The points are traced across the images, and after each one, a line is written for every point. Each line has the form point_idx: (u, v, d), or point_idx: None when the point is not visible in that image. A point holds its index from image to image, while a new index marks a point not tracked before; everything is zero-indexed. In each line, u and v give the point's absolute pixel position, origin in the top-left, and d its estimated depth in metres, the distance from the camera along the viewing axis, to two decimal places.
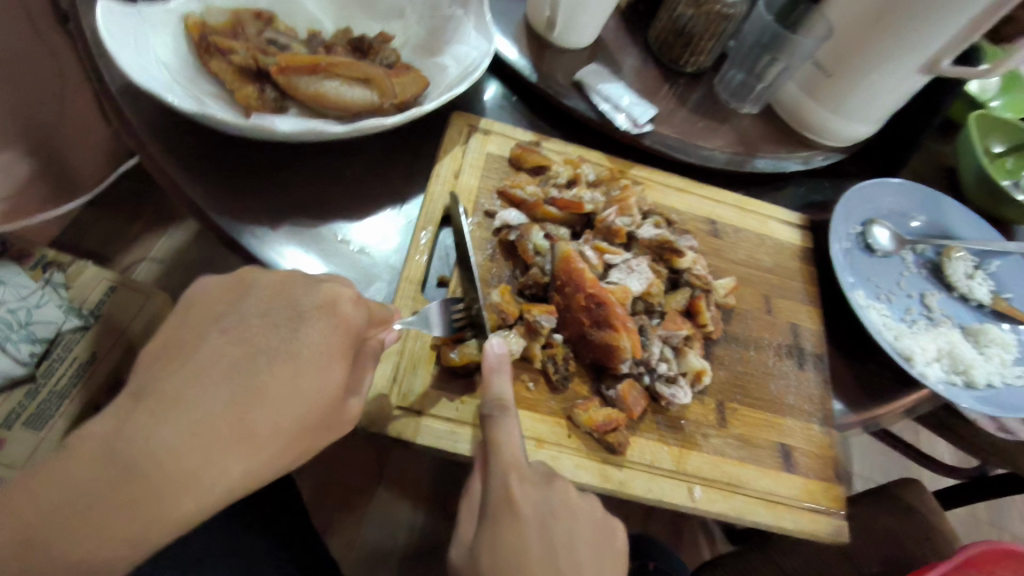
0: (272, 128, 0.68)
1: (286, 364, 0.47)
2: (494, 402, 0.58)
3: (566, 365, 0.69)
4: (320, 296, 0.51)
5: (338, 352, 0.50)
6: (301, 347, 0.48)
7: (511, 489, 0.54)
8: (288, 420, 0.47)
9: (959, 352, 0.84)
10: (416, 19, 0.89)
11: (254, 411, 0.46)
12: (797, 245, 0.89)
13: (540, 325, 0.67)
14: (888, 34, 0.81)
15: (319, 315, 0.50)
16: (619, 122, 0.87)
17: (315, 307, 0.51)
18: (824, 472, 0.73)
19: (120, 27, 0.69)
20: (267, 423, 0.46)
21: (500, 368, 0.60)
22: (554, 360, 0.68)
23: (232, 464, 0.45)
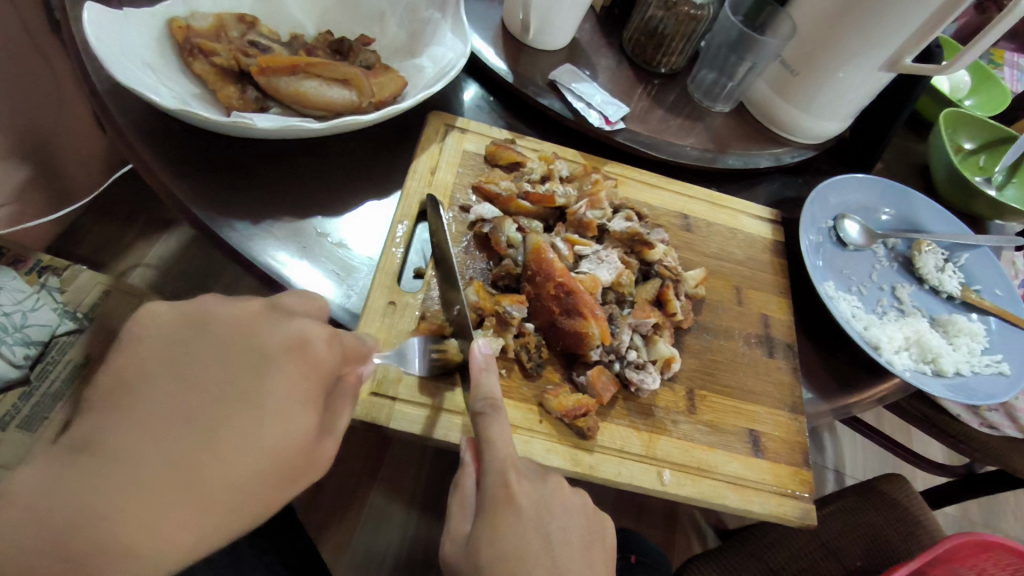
0: (251, 124, 0.70)
1: (253, 413, 0.44)
2: (484, 401, 0.56)
3: (539, 352, 0.71)
4: (288, 336, 0.47)
5: (308, 399, 0.46)
6: (268, 394, 0.44)
7: (511, 486, 0.54)
8: (254, 470, 0.43)
9: (926, 341, 0.86)
10: (395, 23, 0.92)
11: (210, 466, 0.41)
12: (767, 239, 0.91)
13: (511, 314, 0.69)
14: (848, 33, 0.85)
15: (287, 352, 0.47)
16: (592, 120, 0.90)
17: (283, 346, 0.47)
18: (793, 458, 0.74)
19: (105, 29, 0.71)
20: (225, 479, 0.41)
21: (488, 368, 0.59)
22: (527, 349, 0.70)
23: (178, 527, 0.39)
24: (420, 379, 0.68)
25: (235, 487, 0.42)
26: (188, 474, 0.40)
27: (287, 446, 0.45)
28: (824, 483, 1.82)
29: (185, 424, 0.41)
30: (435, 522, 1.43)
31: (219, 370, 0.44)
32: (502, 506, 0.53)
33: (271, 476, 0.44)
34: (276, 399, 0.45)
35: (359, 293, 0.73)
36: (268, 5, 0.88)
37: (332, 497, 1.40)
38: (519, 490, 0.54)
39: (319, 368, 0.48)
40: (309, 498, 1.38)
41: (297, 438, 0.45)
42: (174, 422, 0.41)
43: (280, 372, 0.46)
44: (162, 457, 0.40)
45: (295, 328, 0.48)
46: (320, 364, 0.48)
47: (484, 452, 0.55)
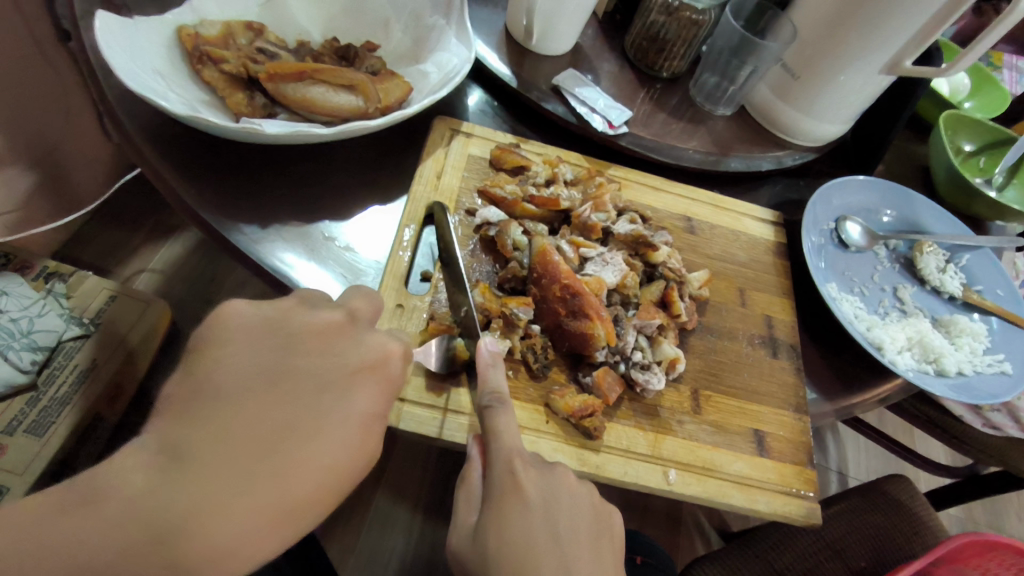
0: (260, 130, 0.71)
1: (333, 426, 0.48)
2: (491, 394, 0.57)
3: (545, 354, 0.71)
4: (367, 355, 0.53)
5: (377, 418, 0.51)
6: (346, 410, 0.49)
7: (518, 475, 0.55)
8: (321, 483, 0.47)
9: (929, 341, 0.87)
10: (400, 30, 0.93)
11: (292, 476, 0.45)
12: (770, 241, 0.92)
13: (517, 316, 0.70)
14: (849, 36, 0.86)
15: (361, 373, 0.52)
16: (595, 124, 0.91)
17: (363, 366, 0.52)
18: (797, 457, 0.74)
19: (116, 38, 0.73)
20: (303, 483, 0.46)
21: (494, 364, 0.60)
22: (533, 351, 0.71)
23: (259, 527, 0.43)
24: (428, 381, 0.69)
25: (306, 495, 0.46)
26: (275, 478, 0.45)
27: (353, 460, 0.49)
28: (828, 485, 1.82)
29: (274, 433, 0.46)
30: (440, 525, 1.43)
31: (304, 389, 0.49)
32: (510, 503, 0.53)
33: (333, 486, 0.48)
34: (352, 417, 0.50)
35: None
36: (275, 13, 0.89)
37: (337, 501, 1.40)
38: (525, 480, 0.55)
39: (389, 388, 0.53)
40: None
41: (362, 452, 0.50)
42: (266, 431, 0.46)
43: (360, 391, 0.51)
44: (254, 465, 0.44)
45: (374, 348, 0.54)
46: (391, 384, 0.53)
47: (494, 448, 0.56)
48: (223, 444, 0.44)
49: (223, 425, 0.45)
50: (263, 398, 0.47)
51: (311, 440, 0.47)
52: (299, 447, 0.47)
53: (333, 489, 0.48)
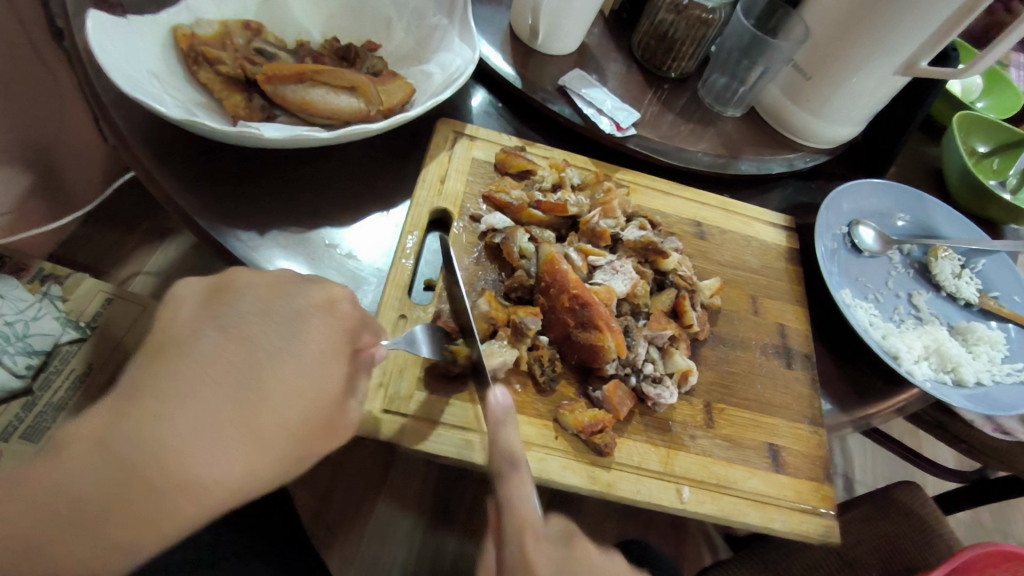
0: (259, 134, 0.69)
1: (293, 358, 0.53)
2: (504, 457, 0.56)
3: (553, 367, 0.69)
4: (319, 296, 0.57)
5: (336, 351, 0.55)
6: (301, 344, 0.54)
7: (527, 550, 0.52)
8: (293, 415, 0.52)
9: (946, 350, 0.84)
10: (402, 29, 0.90)
11: (260, 408, 0.51)
12: (782, 246, 0.90)
13: (525, 326, 0.68)
14: (865, 35, 0.83)
15: (317, 312, 0.56)
16: (603, 126, 0.89)
17: (317, 306, 0.56)
18: (813, 473, 0.72)
19: (110, 38, 0.70)
20: (271, 413, 0.51)
21: (505, 420, 0.57)
22: (540, 363, 0.68)
23: (235, 453, 0.49)
24: (431, 396, 0.66)
25: (279, 425, 0.51)
26: (244, 411, 0.50)
27: (321, 392, 0.53)
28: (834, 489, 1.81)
29: (242, 368, 0.51)
30: (443, 532, 1.41)
31: (265, 328, 0.54)
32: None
33: (307, 416, 0.53)
34: (309, 350, 0.54)
35: (368, 305, 0.71)
36: (273, 12, 0.87)
37: (338, 508, 1.38)
38: (535, 552, 0.53)
39: (345, 328, 0.57)
40: (316, 509, 1.37)
41: (328, 385, 0.54)
42: (233, 366, 0.51)
43: (312, 326, 0.55)
44: (220, 398, 0.49)
45: (324, 291, 0.57)
46: (347, 325, 0.57)
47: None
48: (194, 383, 0.49)
49: (190, 368, 0.50)
50: (225, 341, 0.52)
51: (272, 373, 0.52)
52: (265, 382, 0.51)
53: (306, 416, 0.53)
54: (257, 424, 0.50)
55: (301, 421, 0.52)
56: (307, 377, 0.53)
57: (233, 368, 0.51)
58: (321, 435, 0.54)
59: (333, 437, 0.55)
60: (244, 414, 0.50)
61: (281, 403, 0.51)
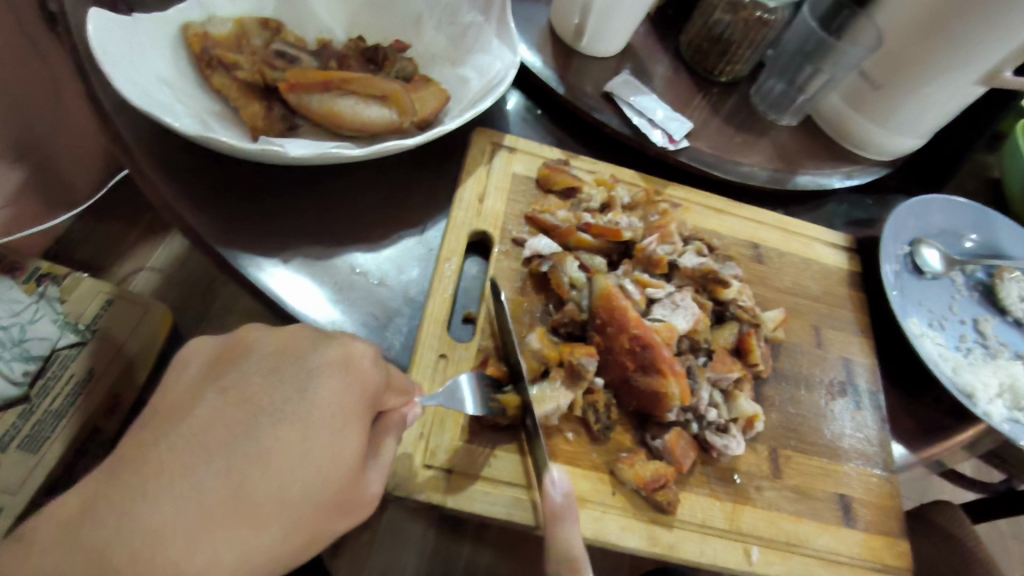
0: (283, 152, 0.61)
1: (302, 423, 0.40)
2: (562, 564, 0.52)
3: (607, 413, 0.63)
4: (332, 351, 0.45)
5: (353, 413, 0.43)
6: (311, 409, 0.41)
7: None
8: (302, 492, 0.39)
9: (1021, 386, 0.78)
10: (433, 27, 0.82)
11: (259, 483, 0.38)
12: (844, 270, 0.83)
13: (585, 367, 0.60)
14: (947, 42, 0.75)
15: (330, 371, 0.44)
16: (654, 139, 0.81)
17: (328, 361, 0.44)
18: (886, 526, 0.66)
19: (114, 40, 0.62)
20: (273, 499, 0.38)
21: (565, 514, 0.53)
22: (594, 409, 0.62)
23: (225, 546, 0.36)
24: (476, 447, 0.59)
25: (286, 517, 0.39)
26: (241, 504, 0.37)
27: (337, 468, 0.41)
28: None
29: (236, 440, 0.38)
30: (457, 547, 1.36)
31: (261, 390, 0.41)
32: None
33: (319, 502, 0.40)
34: (321, 414, 0.41)
35: (402, 340, 0.64)
36: (293, 8, 0.79)
37: None
38: None
39: (366, 385, 0.45)
40: None
41: (347, 458, 0.42)
42: (222, 440, 0.38)
43: (323, 385, 0.43)
44: (211, 474, 0.36)
45: (339, 345, 0.45)
46: (367, 384, 0.45)
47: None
48: (172, 467, 0.36)
49: (167, 447, 0.36)
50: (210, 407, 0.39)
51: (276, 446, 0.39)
52: (265, 460, 0.38)
53: (318, 492, 0.40)
54: (260, 519, 0.37)
55: (312, 510, 0.40)
56: (319, 448, 0.41)
57: (225, 446, 0.38)
58: (334, 520, 0.42)
59: (351, 512, 0.44)
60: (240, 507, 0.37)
61: (288, 488, 0.39)
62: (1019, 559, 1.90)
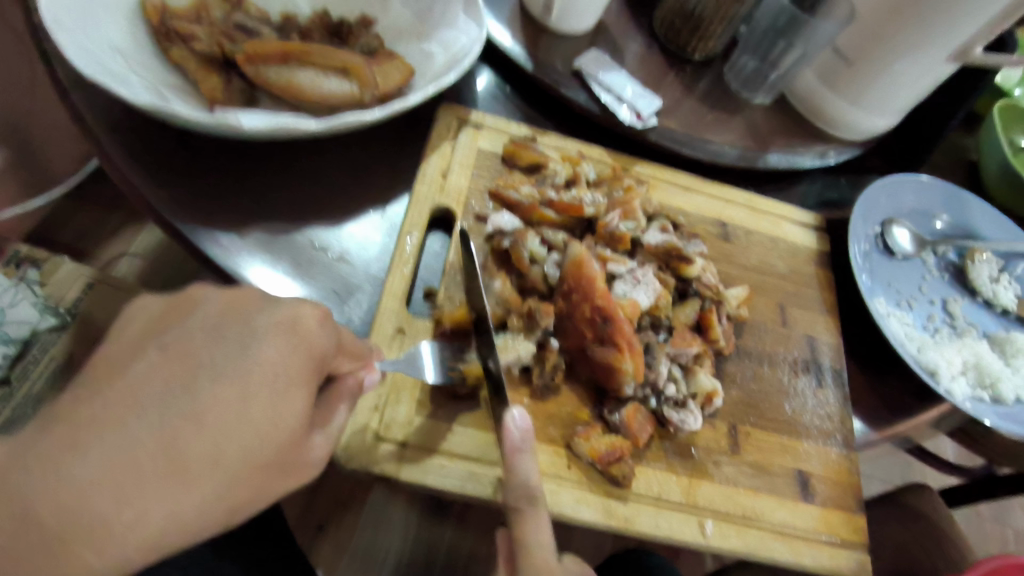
0: (239, 125, 0.61)
1: (238, 383, 0.40)
2: (519, 493, 0.50)
3: (552, 375, 0.62)
4: (276, 314, 0.44)
5: (297, 375, 0.43)
6: (247, 370, 0.40)
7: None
8: (232, 453, 0.39)
9: (986, 364, 0.78)
10: (400, 1, 0.81)
11: (189, 439, 0.37)
12: (812, 249, 0.83)
13: (539, 315, 0.62)
14: (917, 18, 0.75)
15: (278, 333, 0.43)
16: (623, 116, 0.81)
17: (272, 325, 0.43)
18: (844, 501, 0.67)
19: (64, 9, 0.61)
20: (203, 457, 0.38)
21: (522, 448, 0.51)
22: (541, 366, 0.62)
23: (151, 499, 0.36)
24: (431, 421, 0.59)
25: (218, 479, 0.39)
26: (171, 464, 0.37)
27: (274, 429, 0.41)
28: None
29: (170, 398, 0.38)
30: (437, 526, 1.36)
31: (200, 348, 0.41)
32: None
33: (253, 463, 0.40)
34: (258, 376, 0.41)
35: (362, 316, 0.64)
36: None
37: (330, 505, 1.33)
38: None
39: (313, 351, 0.44)
40: (304, 504, 1.32)
41: (285, 420, 0.41)
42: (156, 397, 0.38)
43: (263, 347, 0.42)
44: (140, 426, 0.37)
45: (284, 308, 0.44)
46: (314, 347, 0.44)
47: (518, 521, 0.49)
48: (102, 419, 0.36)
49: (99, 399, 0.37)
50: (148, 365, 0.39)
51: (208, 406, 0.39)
52: (198, 420, 0.38)
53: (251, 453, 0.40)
54: (188, 478, 0.37)
55: (249, 472, 0.40)
56: (255, 410, 0.40)
57: (154, 401, 0.38)
58: (277, 488, 0.43)
59: (295, 475, 0.44)
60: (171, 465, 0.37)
61: (221, 448, 0.39)
62: (997, 540, 1.92)
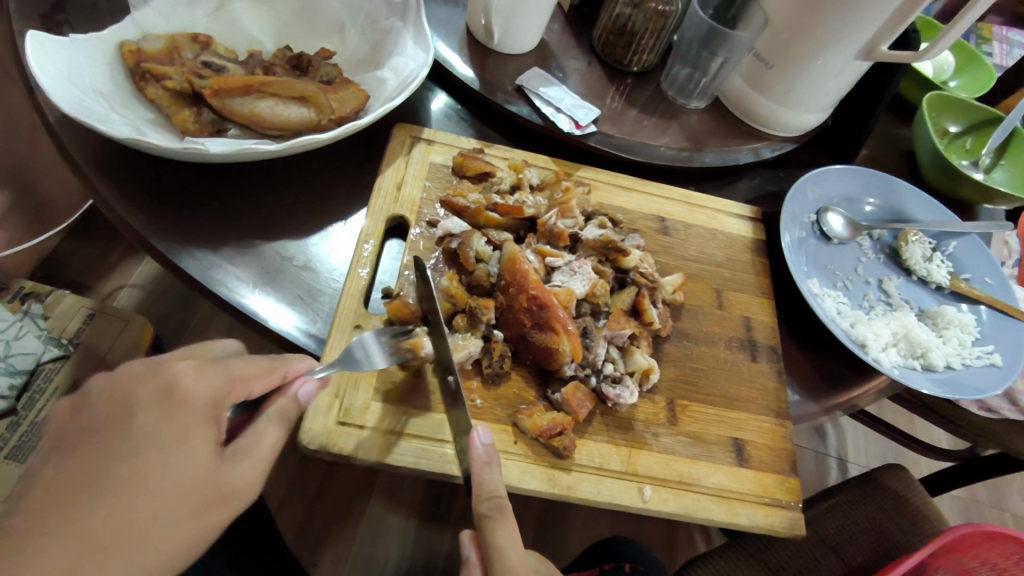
0: (204, 150, 0.68)
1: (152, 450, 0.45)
2: (491, 502, 0.55)
3: (501, 361, 0.69)
4: (158, 382, 0.48)
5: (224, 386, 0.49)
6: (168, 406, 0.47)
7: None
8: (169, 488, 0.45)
9: (914, 335, 0.83)
10: (356, 34, 0.90)
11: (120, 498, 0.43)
12: (748, 237, 0.90)
13: (480, 311, 0.68)
14: (821, 22, 0.82)
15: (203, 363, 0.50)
16: (562, 125, 0.88)
17: (152, 395, 0.47)
18: (778, 466, 0.72)
19: (51, 58, 0.69)
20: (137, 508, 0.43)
21: (489, 462, 0.56)
22: (489, 356, 0.68)
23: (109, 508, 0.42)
24: (388, 406, 0.65)
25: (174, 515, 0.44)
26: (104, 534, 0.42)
27: (193, 477, 0.46)
28: (827, 470, 1.82)
29: (84, 488, 0.43)
30: (434, 532, 1.39)
31: (108, 425, 0.46)
32: None
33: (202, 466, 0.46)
34: (173, 433, 0.46)
35: (324, 318, 0.70)
36: (224, 24, 0.87)
37: (327, 517, 1.37)
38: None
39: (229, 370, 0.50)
40: (305, 516, 1.36)
41: (201, 463, 0.46)
42: (72, 490, 0.43)
43: (150, 416, 0.46)
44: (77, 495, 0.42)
45: (163, 373, 0.48)
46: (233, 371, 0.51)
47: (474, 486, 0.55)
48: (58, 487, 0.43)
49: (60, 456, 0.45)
50: (68, 458, 0.44)
51: (118, 483, 0.43)
52: (112, 493, 0.43)
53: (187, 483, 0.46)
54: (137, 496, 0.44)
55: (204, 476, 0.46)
56: (164, 471, 0.45)
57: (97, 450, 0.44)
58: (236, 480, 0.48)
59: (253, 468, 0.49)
60: (111, 514, 0.42)
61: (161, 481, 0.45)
62: (996, 523, 1.93)
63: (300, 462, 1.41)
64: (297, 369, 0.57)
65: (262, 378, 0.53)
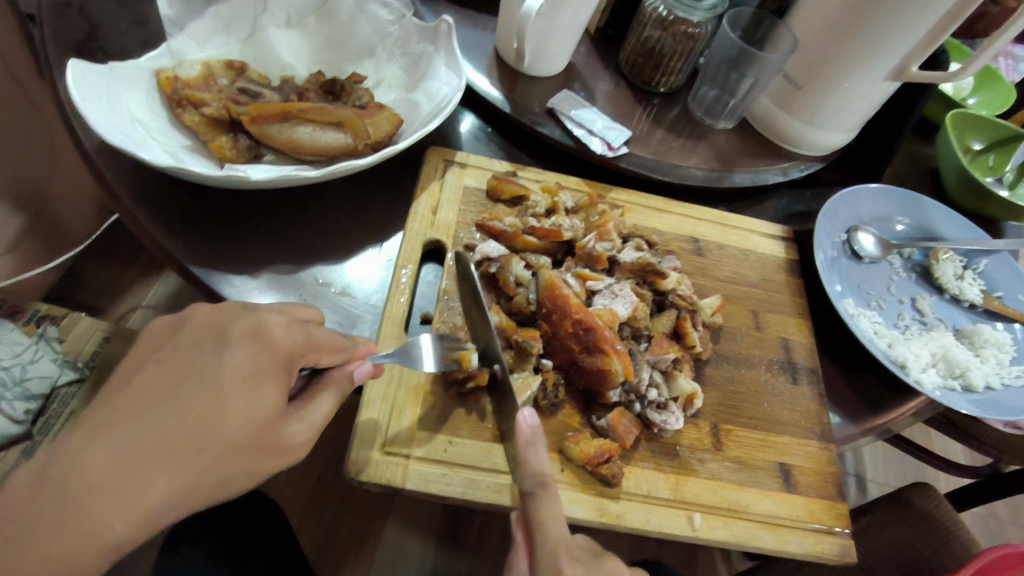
0: (245, 177, 0.68)
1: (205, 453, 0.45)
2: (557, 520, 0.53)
3: (556, 391, 0.68)
4: (238, 327, 0.50)
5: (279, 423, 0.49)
6: (221, 438, 0.46)
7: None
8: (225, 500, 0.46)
9: (953, 355, 0.82)
10: (387, 58, 0.90)
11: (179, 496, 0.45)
12: (781, 257, 0.89)
13: (528, 345, 0.67)
14: (850, 46, 0.83)
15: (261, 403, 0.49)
16: (595, 147, 0.88)
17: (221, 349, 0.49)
18: (825, 490, 0.71)
19: (91, 86, 0.69)
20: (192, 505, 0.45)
21: (534, 442, 0.56)
22: (544, 387, 0.68)
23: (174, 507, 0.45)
24: (432, 434, 0.64)
25: None
26: (167, 457, 0.44)
27: (253, 423, 0.47)
28: (846, 489, 1.80)
29: (165, 397, 0.46)
30: (453, 555, 1.37)
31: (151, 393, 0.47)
32: None
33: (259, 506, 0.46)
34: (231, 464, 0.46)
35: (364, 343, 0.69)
36: (258, 49, 0.87)
37: (346, 541, 1.34)
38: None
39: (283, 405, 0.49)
40: (324, 540, 1.34)
41: (264, 410, 0.48)
42: (156, 396, 0.46)
43: (228, 358, 0.48)
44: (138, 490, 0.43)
45: (252, 316, 0.51)
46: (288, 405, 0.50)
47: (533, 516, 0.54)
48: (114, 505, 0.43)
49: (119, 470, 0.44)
50: (139, 387, 0.47)
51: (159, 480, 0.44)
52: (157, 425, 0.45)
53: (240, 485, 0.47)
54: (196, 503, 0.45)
55: None
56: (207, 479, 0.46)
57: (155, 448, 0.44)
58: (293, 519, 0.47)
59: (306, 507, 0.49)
60: (165, 446, 0.45)
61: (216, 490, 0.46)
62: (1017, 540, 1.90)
63: (318, 484, 1.39)
64: (360, 354, 0.58)
65: (332, 352, 0.55)
